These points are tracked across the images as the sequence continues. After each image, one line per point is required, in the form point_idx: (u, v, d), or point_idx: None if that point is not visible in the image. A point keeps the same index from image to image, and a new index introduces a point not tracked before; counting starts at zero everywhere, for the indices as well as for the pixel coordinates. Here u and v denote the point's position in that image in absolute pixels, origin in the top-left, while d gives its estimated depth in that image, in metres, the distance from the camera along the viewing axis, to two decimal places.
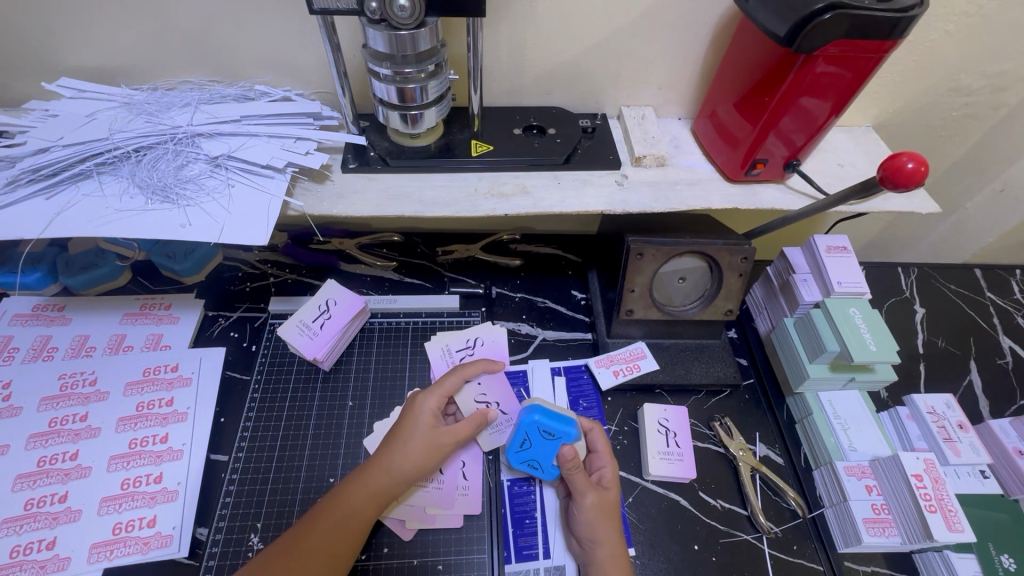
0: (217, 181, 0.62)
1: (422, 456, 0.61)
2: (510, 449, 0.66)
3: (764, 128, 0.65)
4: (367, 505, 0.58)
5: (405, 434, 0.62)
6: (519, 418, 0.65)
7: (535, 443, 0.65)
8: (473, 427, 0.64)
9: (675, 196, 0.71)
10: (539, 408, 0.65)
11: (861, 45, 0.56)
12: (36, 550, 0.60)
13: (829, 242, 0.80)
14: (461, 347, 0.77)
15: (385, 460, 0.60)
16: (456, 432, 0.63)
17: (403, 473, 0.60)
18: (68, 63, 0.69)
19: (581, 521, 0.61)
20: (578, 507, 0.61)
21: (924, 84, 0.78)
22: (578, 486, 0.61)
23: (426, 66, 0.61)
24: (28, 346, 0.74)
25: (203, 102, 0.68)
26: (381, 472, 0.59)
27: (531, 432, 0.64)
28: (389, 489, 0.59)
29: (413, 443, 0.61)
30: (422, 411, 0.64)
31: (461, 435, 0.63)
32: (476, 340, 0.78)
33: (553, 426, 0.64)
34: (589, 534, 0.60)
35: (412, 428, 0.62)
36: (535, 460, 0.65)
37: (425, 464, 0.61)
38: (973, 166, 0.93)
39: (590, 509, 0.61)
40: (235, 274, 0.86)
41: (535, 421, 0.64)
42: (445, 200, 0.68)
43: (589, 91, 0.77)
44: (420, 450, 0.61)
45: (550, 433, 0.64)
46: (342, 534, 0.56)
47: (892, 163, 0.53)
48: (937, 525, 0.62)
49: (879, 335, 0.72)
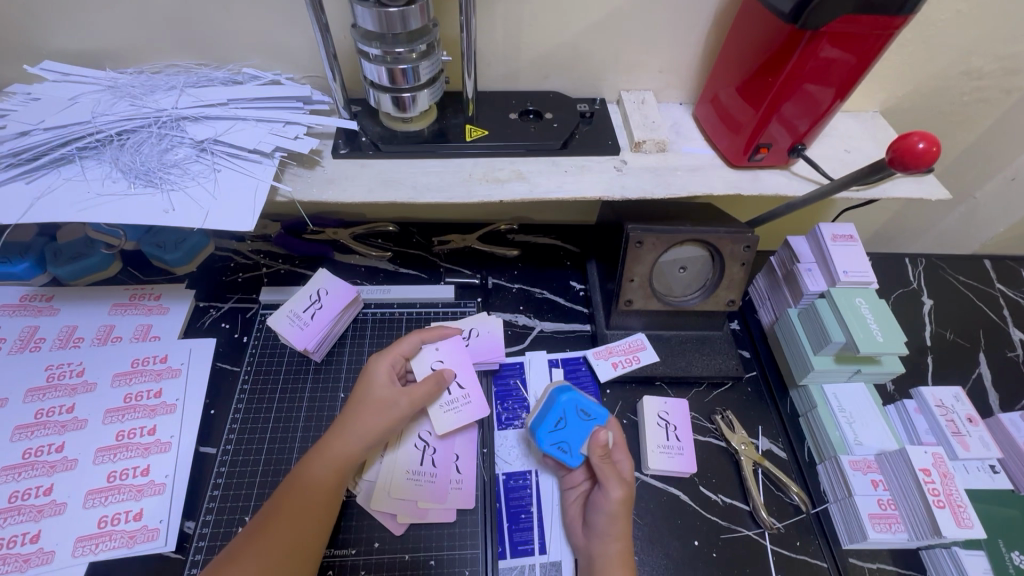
0: (202, 166, 0.60)
1: (379, 419, 0.60)
2: (542, 429, 0.65)
3: (767, 111, 0.63)
4: (331, 473, 0.57)
5: (359, 400, 0.61)
6: (552, 397, 0.66)
7: (569, 423, 0.65)
8: (431, 386, 0.64)
9: (675, 182, 0.69)
10: (571, 389, 0.67)
11: (869, 22, 0.53)
12: (20, 544, 0.59)
13: (836, 230, 0.77)
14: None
15: (342, 428, 0.59)
16: (412, 392, 0.63)
17: (361, 437, 0.59)
18: (52, 46, 0.67)
19: (601, 513, 0.58)
20: (604, 497, 0.59)
21: (934, 67, 0.76)
22: (607, 475, 0.59)
23: (417, 46, 0.59)
24: (15, 337, 0.73)
25: (189, 86, 0.66)
26: (339, 439, 0.59)
27: (568, 412, 0.65)
28: (349, 455, 0.58)
29: (367, 408, 0.60)
30: (375, 377, 0.63)
31: (416, 396, 0.62)
32: (471, 330, 0.76)
33: (589, 405, 0.66)
34: (605, 527, 0.58)
35: (366, 392, 0.62)
36: (566, 443, 0.63)
37: (383, 427, 0.60)
38: (984, 153, 0.90)
39: (615, 503, 0.58)
40: (227, 265, 0.85)
41: (569, 400, 0.66)
42: (438, 186, 0.66)
43: (587, 75, 0.75)
44: (375, 413, 0.60)
45: (585, 413, 0.65)
46: (311, 504, 0.55)
47: (902, 143, 0.51)
48: (946, 521, 0.60)
49: (885, 326, 0.70)
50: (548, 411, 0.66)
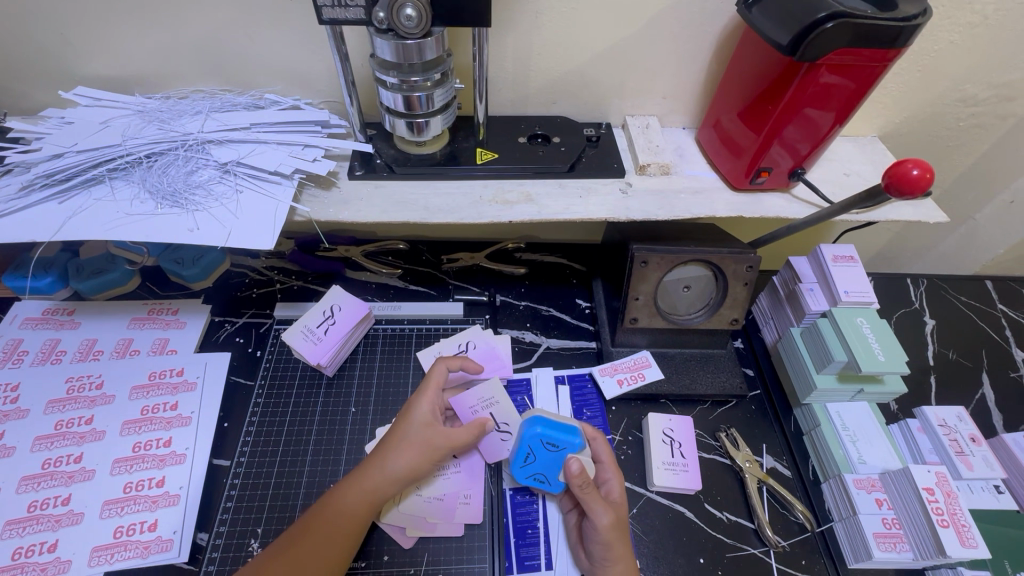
0: (226, 187, 0.63)
1: (415, 458, 0.60)
2: (515, 464, 0.65)
3: (768, 136, 0.65)
4: (360, 503, 0.58)
5: (397, 438, 0.61)
6: (522, 431, 0.65)
7: (540, 456, 0.65)
8: (469, 435, 0.63)
9: (678, 204, 0.71)
10: (540, 420, 0.65)
11: (867, 54, 0.56)
12: (38, 552, 0.60)
13: (836, 251, 0.79)
14: (455, 354, 0.77)
15: (377, 463, 0.60)
16: (451, 436, 0.62)
17: (398, 474, 0.59)
18: (84, 72, 0.70)
19: (596, 541, 0.59)
20: (594, 526, 0.58)
21: (929, 95, 0.78)
22: (592, 504, 0.58)
23: (432, 75, 0.62)
24: (37, 349, 0.75)
25: (214, 110, 0.69)
26: (373, 475, 0.59)
27: (535, 447, 0.64)
28: (382, 491, 0.58)
29: (407, 444, 0.61)
30: (415, 414, 0.63)
31: (456, 441, 0.62)
32: (467, 343, 0.78)
33: (558, 437, 0.64)
34: (602, 554, 0.58)
35: (407, 430, 0.61)
36: (542, 474, 0.65)
37: (420, 465, 0.60)
38: (982, 177, 0.92)
39: (605, 529, 0.58)
40: (242, 280, 0.87)
41: (538, 434, 0.64)
42: (450, 207, 0.68)
43: (594, 100, 0.78)
44: (414, 450, 0.60)
45: (555, 445, 0.64)
46: (336, 533, 0.56)
47: (897, 170, 0.53)
48: (951, 542, 0.60)
49: (888, 346, 0.71)
50: (518, 444, 0.65)
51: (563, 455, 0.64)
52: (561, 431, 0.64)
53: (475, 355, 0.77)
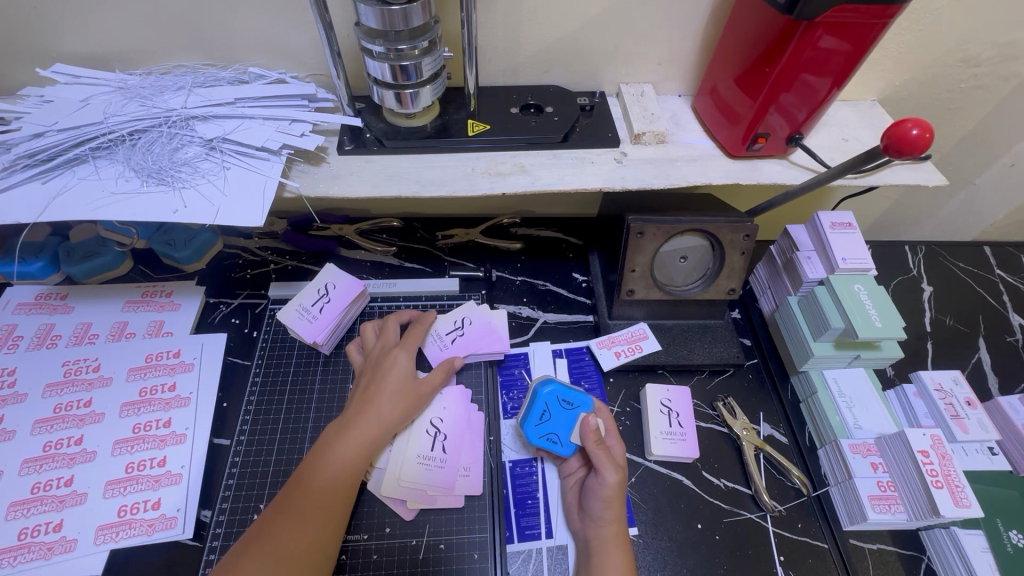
0: (212, 164, 0.61)
1: (402, 402, 0.64)
2: (528, 423, 0.66)
3: (765, 101, 0.64)
4: (358, 452, 0.60)
5: (382, 387, 0.64)
6: (539, 390, 0.67)
7: (554, 414, 0.66)
8: (444, 374, 0.69)
9: (674, 173, 0.70)
10: (552, 380, 0.68)
11: (864, 11, 0.54)
12: (43, 533, 0.61)
13: (834, 218, 0.78)
14: (452, 330, 0.76)
15: (368, 410, 0.62)
16: (429, 379, 0.67)
17: (386, 418, 0.62)
18: (60, 48, 0.68)
19: (597, 498, 0.60)
20: (600, 483, 0.59)
21: (930, 56, 0.76)
22: (602, 462, 0.59)
23: (419, 43, 0.61)
24: (32, 334, 0.75)
25: (197, 85, 0.67)
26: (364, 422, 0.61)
27: (552, 404, 0.67)
28: (374, 437, 0.61)
29: (392, 391, 0.64)
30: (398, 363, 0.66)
31: (436, 382, 0.68)
32: (464, 320, 0.77)
33: (572, 395, 0.67)
34: (601, 512, 0.59)
35: (389, 378, 0.65)
36: (554, 433, 0.65)
37: (406, 408, 0.64)
38: (983, 140, 0.91)
39: (611, 488, 0.59)
40: (235, 261, 0.86)
41: (553, 391, 0.67)
42: (442, 180, 0.67)
43: (588, 68, 0.76)
44: (399, 397, 0.64)
45: (568, 403, 0.67)
46: (336, 486, 0.57)
47: (896, 130, 0.52)
48: (944, 501, 0.61)
49: (885, 312, 0.71)
50: (533, 404, 0.67)
51: (576, 414, 0.66)
52: (575, 390, 0.67)
53: (474, 329, 0.76)
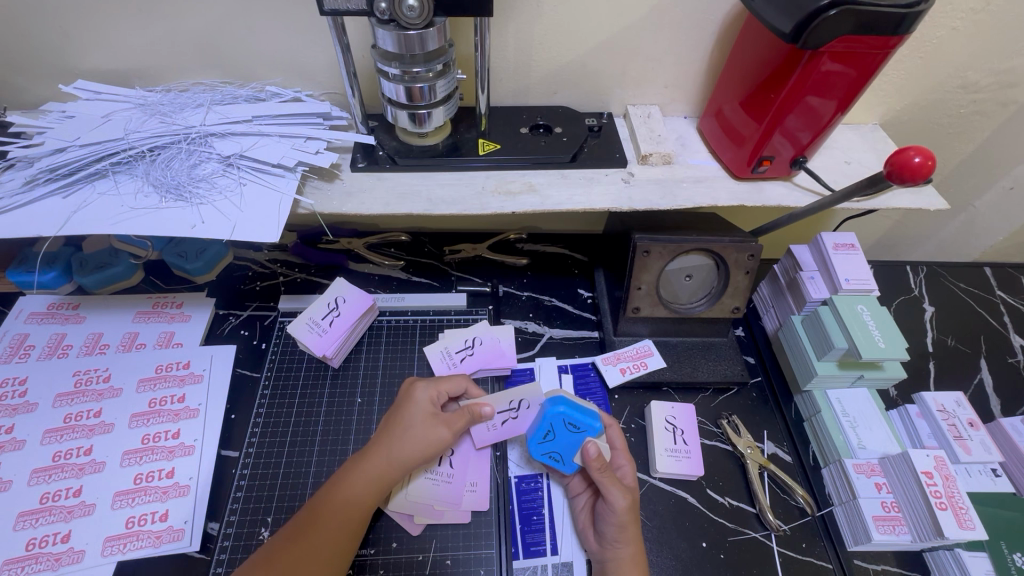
0: (229, 180, 0.63)
1: (421, 443, 0.62)
2: (532, 440, 0.66)
3: (770, 125, 0.65)
4: (369, 491, 0.59)
5: (401, 425, 0.63)
6: (544, 409, 0.65)
7: (559, 434, 0.64)
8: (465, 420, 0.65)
9: (680, 193, 0.71)
10: (564, 401, 0.65)
11: (868, 41, 0.56)
12: (51, 543, 0.61)
13: (837, 239, 0.79)
14: (505, 410, 0.68)
15: (383, 450, 0.61)
16: (452, 424, 0.64)
17: (402, 460, 0.61)
18: (83, 65, 0.70)
19: (610, 522, 0.60)
20: (610, 508, 0.59)
21: (930, 82, 0.78)
22: (610, 489, 0.59)
23: (434, 65, 0.62)
24: (43, 343, 0.75)
25: (215, 103, 0.69)
26: (378, 462, 0.60)
27: (557, 424, 0.64)
28: (387, 476, 0.60)
29: (410, 430, 0.62)
30: (417, 402, 0.64)
31: (456, 429, 0.64)
32: (520, 403, 0.68)
33: (579, 418, 0.64)
34: (615, 535, 0.59)
35: (411, 416, 0.63)
36: (558, 453, 0.65)
37: (422, 451, 0.62)
38: (982, 164, 0.92)
39: (622, 512, 0.59)
40: (245, 274, 0.87)
41: (559, 413, 0.64)
42: (453, 198, 0.69)
43: (597, 89, 0.78)
44: (417, 438, 0.62)
45: (575, 426, 0.64)
46: (343, 522, 0.57)
47: (898, 158, 0.53)
48: (948, 523, 0.62)
49: (888, 333, 0.71)
50: (539, 421, 0.65)
51: (582, 437, 0.64)
52: (583, 412, 0.64)
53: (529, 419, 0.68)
